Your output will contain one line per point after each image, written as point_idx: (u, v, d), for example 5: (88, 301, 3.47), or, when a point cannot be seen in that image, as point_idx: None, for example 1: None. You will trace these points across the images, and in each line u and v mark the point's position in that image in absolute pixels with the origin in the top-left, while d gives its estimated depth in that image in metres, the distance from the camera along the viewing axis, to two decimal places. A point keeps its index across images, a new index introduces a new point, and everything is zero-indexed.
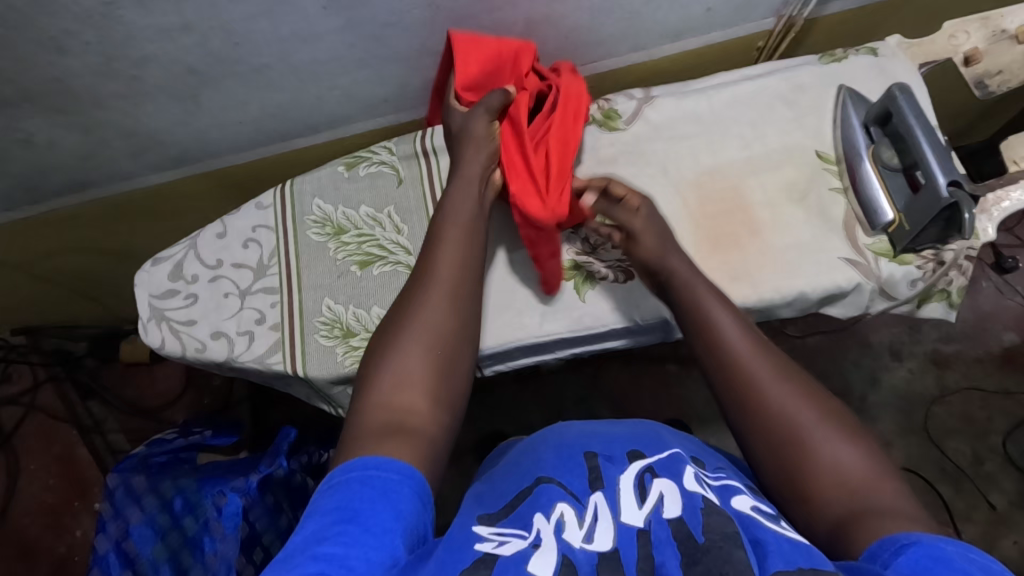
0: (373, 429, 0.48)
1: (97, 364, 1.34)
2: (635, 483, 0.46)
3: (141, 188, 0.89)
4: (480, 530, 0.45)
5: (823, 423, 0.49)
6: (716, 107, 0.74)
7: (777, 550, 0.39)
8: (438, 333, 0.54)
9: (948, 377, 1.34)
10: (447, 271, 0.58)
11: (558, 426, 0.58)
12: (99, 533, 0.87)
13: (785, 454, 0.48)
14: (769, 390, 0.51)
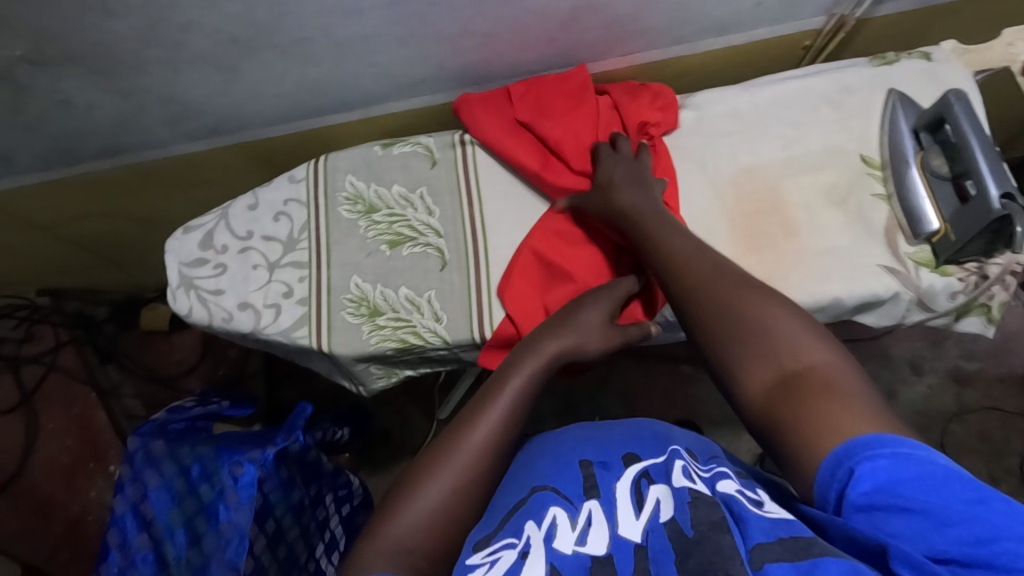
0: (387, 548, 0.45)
1: (117, 331, 1.38)
2: (631, 490, 0.46)
3: (174, 157, 0.90)
4: (473, 558, 0.44)
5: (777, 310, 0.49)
6: (758, 106, 0.73)
7: (758, 524, 0.39)
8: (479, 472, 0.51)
9: (968, 395, 1.32)
10: (503, 421, 0.54)
11: (554, 433, 0.57)
12: (117, 495, 0.87)
13: (733, 337, 0.49)
14: (724, 290, 0.53)
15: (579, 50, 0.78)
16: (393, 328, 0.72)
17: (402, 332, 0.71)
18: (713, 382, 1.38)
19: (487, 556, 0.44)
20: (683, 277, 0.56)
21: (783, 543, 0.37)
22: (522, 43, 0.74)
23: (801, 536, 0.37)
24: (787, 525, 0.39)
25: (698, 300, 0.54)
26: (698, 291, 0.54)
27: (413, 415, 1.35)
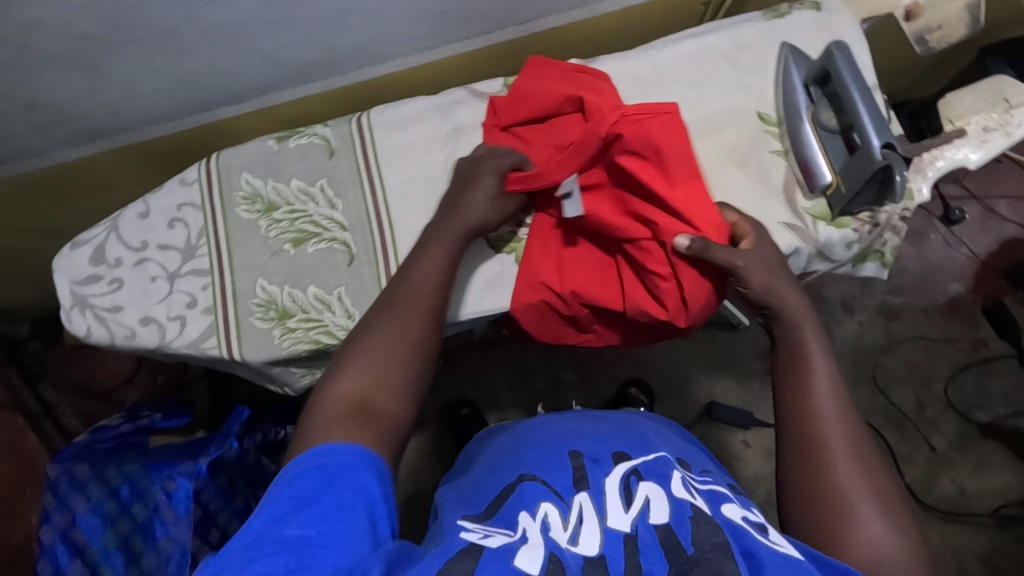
0: (335, 414, 0.47)
1: (41, 347, 1.31)
2: (621, 485, 0.51)
3: (55, 164, 0.83)
4: (466, 523, 0.49)
5: (872, 496, 0.47)
6: (657, 68, 0.71)
7: (771, 562, 0.42)
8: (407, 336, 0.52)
9: (896, 327, 1.38)
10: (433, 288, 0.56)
11: (542, 421, 0.63)
12: (44, 524, 0.83)
13: (825, 513, 0.47)
14: (838, 456, 0.49)
15: (475, 22, 0.74)
16: (305, 329, 0.70)
17: (315, 332, 0.69)
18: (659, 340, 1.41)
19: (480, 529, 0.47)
20: (797, 416, 0.52)
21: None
22: (413, 18, 0.71)
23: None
24: (798, 564, 0.43)
25: (810, 449, 0.50)
26: (813, 445, 0.50)
27: None
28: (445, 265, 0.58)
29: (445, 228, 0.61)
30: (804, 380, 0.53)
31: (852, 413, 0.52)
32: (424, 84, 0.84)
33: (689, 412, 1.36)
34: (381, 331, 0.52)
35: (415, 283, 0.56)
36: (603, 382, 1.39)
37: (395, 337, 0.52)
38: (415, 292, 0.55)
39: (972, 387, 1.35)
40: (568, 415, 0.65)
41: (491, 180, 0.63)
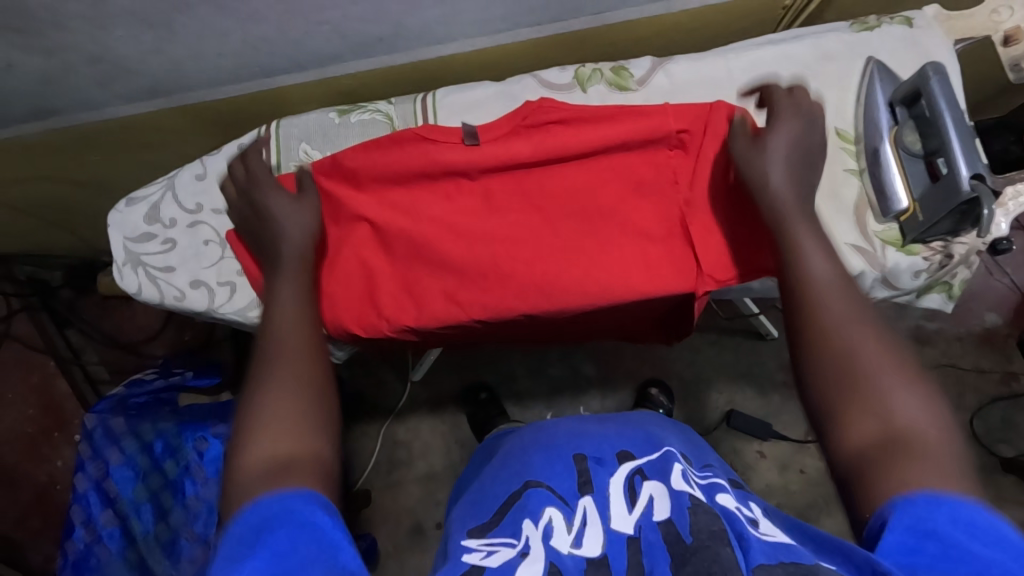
0: (258, 474, 0.40)
1: (73, 295, 1.33)
2: (625, 486, 0.51)
3: (111, 119, 0.83)
4: (470, 542, 0.49)
5: (899, 386, 0.42)
6: (734, 73, 0.69)
7: (762, 547, 0.42)
8: (305, 369, 0.48)
9: (927, 352, 1.36)
10: (299, 312, 0.53)
11: (550, 425, 0.64)
12: (78, 472, 0.85)
13: (855, 400, 0.42)
14: (861, 343, 0.43)
15: (549, 9, 0.72)
16: None
17: None
18: (683, 344, 1.40)
19: (484, 545, 0.48)
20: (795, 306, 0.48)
21: (785, 566, 0.40)
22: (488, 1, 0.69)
23: (804, 562, 0.40)
24: (787, 548, 0.42)
25: (831, 358, 0.44)
26: (846, 354, 0.43)
27: (385, 378, 1.40)
28: (306, 279, 0.57)
29: (286, 263, 0.58)
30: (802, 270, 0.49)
31: (850, 290, 0.47)
32: (489, 65, 0.82)
33: (707, 419, 1.35)
34: (269, 376, 0.46)
35: (272, 325, 0.51)
36: (623, 379, 1.39)
37: (287, 371, 0.47)
38: (278, 334, 0.51)
39: (998, 420, 1.32)
40: (576, 418, 0.65)
41: (281, 189, 0.64)
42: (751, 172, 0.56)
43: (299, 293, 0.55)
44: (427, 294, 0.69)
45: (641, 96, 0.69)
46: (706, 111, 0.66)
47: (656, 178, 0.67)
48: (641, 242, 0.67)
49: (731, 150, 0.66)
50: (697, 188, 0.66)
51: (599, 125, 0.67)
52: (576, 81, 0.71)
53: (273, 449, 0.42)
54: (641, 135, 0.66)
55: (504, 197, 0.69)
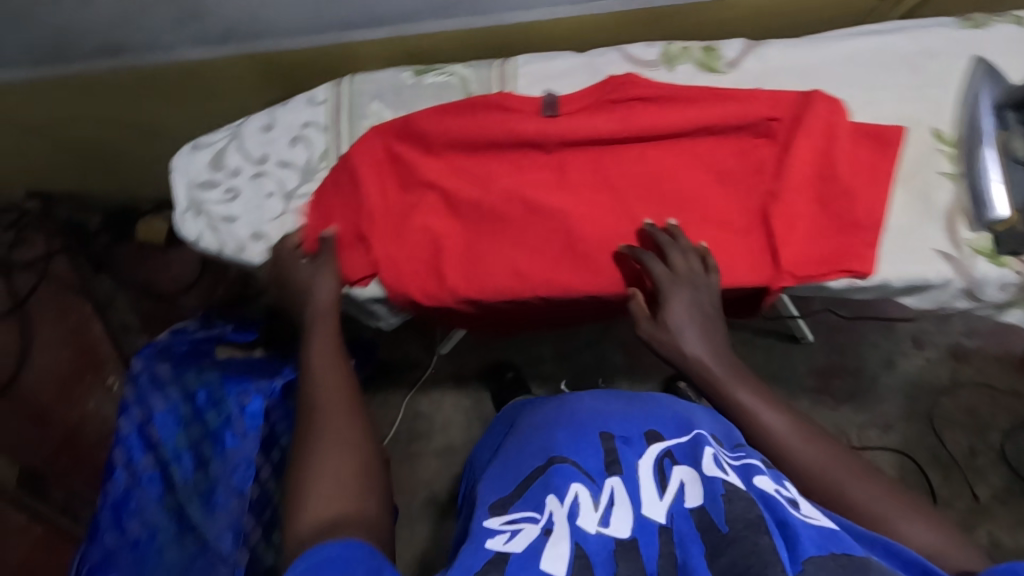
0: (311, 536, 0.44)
1: (110, 241, 1.35)
2: (654, 470, 0.50)
3: (177, 63, 0.81)
4: (493, 521, 0.48)
5: (885, 501, 0.48)
6: (830, 62, 0.66)
7: (807, 534, 0.39)
8: (348, 434, 0.52)
9: (962, 370, 1.29)
10: (335, 371, 0.58)
11: (573, 401, 0.62)
12: (122, 414, 0.85)
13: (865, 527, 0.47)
14: (840, 476, 0.49)
15: None
16: None
17: None
18: None
19: (507, 525, 0.47)
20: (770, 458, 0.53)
21: (836, 559, 0.37)
22: None
23: (856, 555, 0.38)
24: (837, 539, 0.40)
25: (816, 485, 0.49)
26: (820, 479, 0.49)
27: (412, 349, 1.40)
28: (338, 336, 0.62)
29: (316, 321, 0.62)
30: (758, 420, 0.54)
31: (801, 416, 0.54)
32: (563, 37, 0.79)
33: None
34: (318, 436, 0.51)
35: (315, 387, 0.56)
36: (651, 370, 1.38)
37: (330, 436, 0.51)
38: (320, 396, 0.55)
39: None
40: (600, 395, 0.63)
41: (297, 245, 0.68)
42: (669, 351, 0.61)
43: (332, 349, 0.60)
44: (488, 266, 0.67)
45: (730, 79, 0.67)
46: (798, 100, 0.64)
47: (739, 168, 0.65)
48: (719, 228, 0.65)
49: (824, 147, 0.63)
50: (784, 182, 0.63)
51: (686, 106, 0.65)
52: (663, 59, 0.68)
53: (323, 510, 0.46)
54: (728, 119, 0.64)
55: (578, 173, 0.67)
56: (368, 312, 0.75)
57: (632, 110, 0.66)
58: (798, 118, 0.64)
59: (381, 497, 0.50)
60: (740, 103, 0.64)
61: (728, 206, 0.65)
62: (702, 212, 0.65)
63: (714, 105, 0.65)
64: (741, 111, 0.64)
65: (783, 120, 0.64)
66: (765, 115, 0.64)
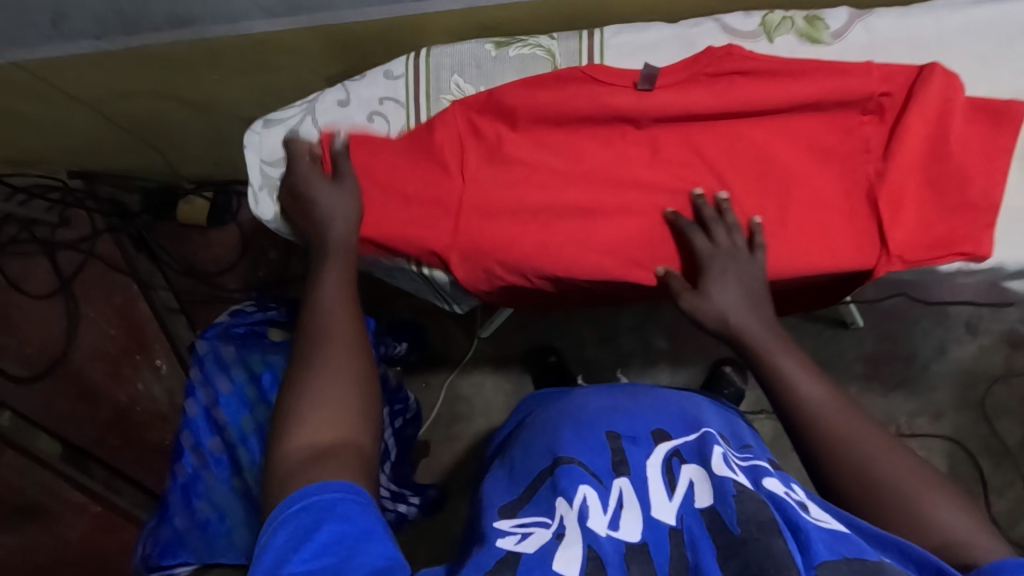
0: (297, 466, 0.45)
1: (151, 220, 1.36)
2: (663, 469, 0.49)
3: (245, 35, 0.78)
4: (502, 523, 0.48)
5: (920, 484, 0.45)
6: (944, 33, 0.62)
7: (818, 537, 0.39)
8: (345, 368, 0.52)
9: (1018, 358, 1.24)
10: (343, 302, 0.58)
11: (578, 396, 0.60)
12: (189, 397, 0.84)
13: (886, 505, 0.45)
14: (868, 450, 0.48)
15: None
16: None
17: None
18: None
19: (518, 527, 0.46)
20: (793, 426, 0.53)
21: (848, 564, 0.37)
22: None
23: (868, 560, 0.38)
24: (848, 541, 0.39)
25: (840, 454, 0.48)
26: (845, 447, 0.48)
27: (453, 331, 1.39)
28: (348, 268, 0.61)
29: (330, 250, 0.61)
30: (794, 389, 0.54)
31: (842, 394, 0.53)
32: None
33: None
34: (314, 365, 0.51)
35: (318, 313, 0.56)
36: (696, 355, 1.35)
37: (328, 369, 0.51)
38: (322, 323, 0.55)
39: None
40: (603, 389, 0.62)
41: (321, 178, 0.64)
42: (711, 321, 0.61)
43: (340, 281, 0.59)
44: (579, 246, 0.64)
45: (834, 52, 0.63)
46: (911, 76, 0.61)
47: (845, 146, 0.62)
48: (823, 212, 0.62)
49: (939, 123, 0.60)
50: (895, 160, 0.60)
51: (792, 82, 0.62)
52: (762, 29, 0.65)
53: (308, 438, 0.47)
54: (834, 97, 0.61)
55: (671, 151, 0.65)
56: (450, 291, 0.74)
57: (730, 86, 0.63)
58: (910, 95, 0.60)
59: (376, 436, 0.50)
60: (849, 78, 0.61)
61: (830, 190, 0.62)
62: (802, 196, 0.62)
63: (821, 80, 0.61)
64: (850, 86, 0.61)
65: (894, 98, 0.61)
66: (876, 92, 0.61)
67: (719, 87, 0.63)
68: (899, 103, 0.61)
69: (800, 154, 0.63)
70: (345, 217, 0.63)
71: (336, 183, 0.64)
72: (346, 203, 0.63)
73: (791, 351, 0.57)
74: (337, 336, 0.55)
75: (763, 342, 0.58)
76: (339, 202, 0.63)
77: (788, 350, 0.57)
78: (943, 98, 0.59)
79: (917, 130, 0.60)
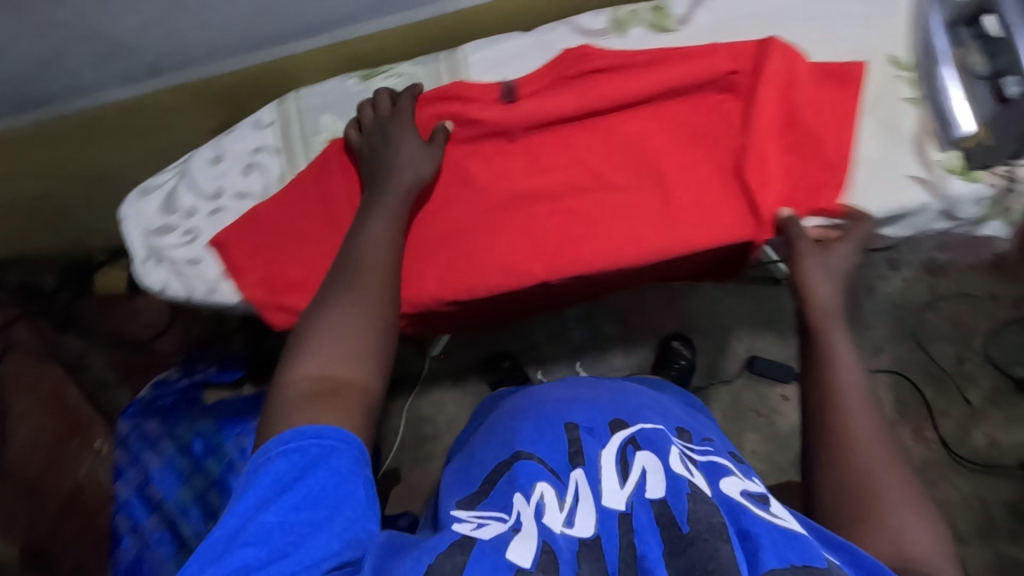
0: (312, 387, 0.47)
1: (72, 296, 1.28)
2: (618, 459, 0.50)
3: (111, 104, 0.78)
4: (459, 514, 0.47)
5: (906, 510, 0.46)
6: (780, 5, 0.66)
7: (769, 543, 0.40)
8: (373, 315, 0.52)
9: (941, 283, 1.25)
10: (392, 245, 0.57)
11: (540, 392, 0.61)
12: (119, 479, 0.83)
13: (855, 506, 0.47)
14: (876, 467, 0.49)
15: None
16: None
17: None
18: (701, 295, 1.39)
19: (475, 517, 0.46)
20: (819, 415, 0.53)
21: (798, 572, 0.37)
22: None
23: (815, 566, 0.38)
24: (799, 544, 0.40)
25: (852, 464, 0.49)
26: (858, 461, 0.49)
27: (406, 355, 1.38)
28: (402, 217, 0.59)
29: (390, 189, 0.59)
30: (830, 372, 0.55)
31: (875, 397, 0.53)
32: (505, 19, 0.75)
33: (731, 366, 1.35)
34: (346, 293, 0.52)
35: (365, 254, 0.55)
36: (644, 335, 1.38)
37: (355, 301, 0.52)
38: (371, 263, 0.55)
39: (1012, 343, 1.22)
40: (564, 384, 0.63)
41: (413, 132, 0.63)
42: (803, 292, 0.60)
43: (392, 225, 0.58)
44: (472, 263, 0.65)
45: (681, 37, 0.65)
46: (753, 50, 0.63)
47: (708, 126, 0.64)
48: (697, 193, 0.64)
49: (785, 91, 0.63)
50: (754, 133, 0.62)
51: (642, 72, 0.64)
52: (611, 26, 0.67)
53: (325, 366, 0.48)
54: (684, 81, 0.63)
55: (544, 156, 0.66)
56: None
57: (586, 86, 0.65)
58: (760, 67, 0.63)
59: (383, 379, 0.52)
60: (694, 62, 0.63)
61: (700, 171, 0.64)
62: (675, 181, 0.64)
63: (669, 67, 0.63)
64: (697, 68, 0.63)
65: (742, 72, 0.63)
66: (722, 69, 0.63)
67: (578, 88, 0.65)
68: (750, 75, 0.63)
69: (666, 139, 0.64)
70: (420, 172, 0.61)
71: (426, 146, 0.63)
72: (425, 165, 0.62)
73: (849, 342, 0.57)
74: (380, 271, 0.55)
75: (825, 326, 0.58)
76: (413, 165, 0.61)
77: (846, 344, 0.56)
78: (786, 66, 0.62)
79: (770, 100, 0.62)
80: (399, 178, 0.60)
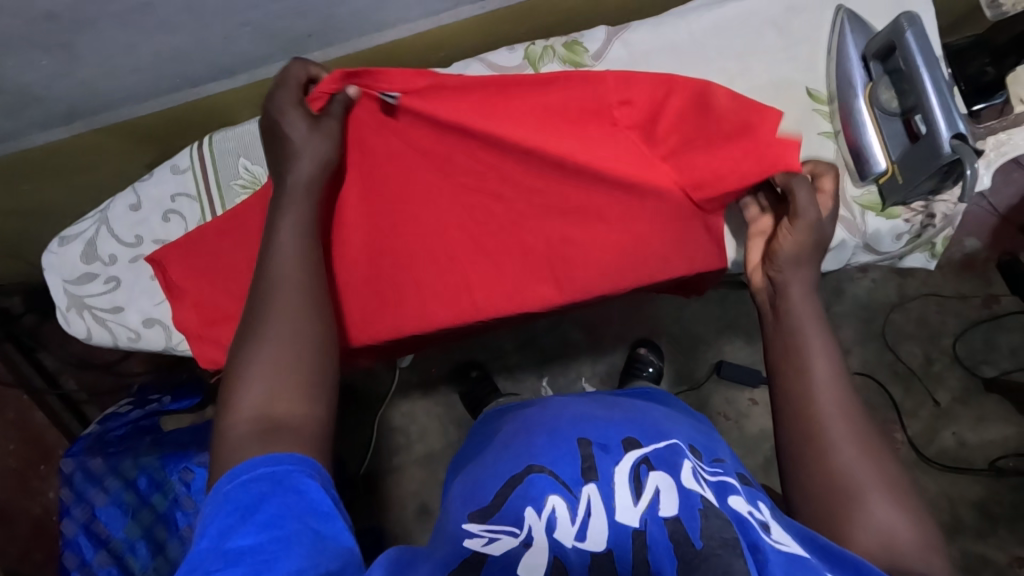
0: (247, 434, 0.43)
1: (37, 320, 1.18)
2: (630, 475, 0.46)
3: (33, 147, 0.76)
4: (470, 524, 0.45)
5: (891, 513, 0.44)
6: (696, 36, 0.64)
7: (777, 559, 0.39)
8: (302, 337, 0.47)
9: (909, 284, 1.21)
10: (309, 252, 0.51)
11: (550, 405, 0.57)
12: (64, 518, 0.82)
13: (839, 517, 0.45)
14: (862, 481, 0.45)
15: None
16: None
17: None
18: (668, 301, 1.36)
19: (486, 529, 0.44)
20: (795, 423, 0.49)
21: None
22: None
23: None
24: (803, 566, 0.39)
25: (836, 480, 0.46)
26: (843, 473, 0.45)
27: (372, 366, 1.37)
28: (310, 211, 0.52)
29: (290, 191, 0.53)
30: (808, 379, 0.50)
31: (858, 398, 0.49)
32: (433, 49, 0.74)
33: (700, 372, 1.31)
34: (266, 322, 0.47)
35: (277, 265, 0.49)
36: (614, 342, 1.34)
37: (275, 328, 0.47)
38: (285, 275, 0.49)
39: (980, 343, 1.18)
40: (575, 399, 0.58)
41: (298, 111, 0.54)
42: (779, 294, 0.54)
43: (303, 227, 0.52)
44: (403, 300, 0.66)
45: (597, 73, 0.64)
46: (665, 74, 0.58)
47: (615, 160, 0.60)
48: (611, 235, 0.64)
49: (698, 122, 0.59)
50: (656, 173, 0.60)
51: (543, 103, 0.60)
52: (528, 62, 0.66)
53: (257, 405, 0.44)
54: (583, 115, 0.59)
55: (459, 197, 0.65)
56: None
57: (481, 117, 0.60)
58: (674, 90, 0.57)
59: (328, 403, 0.47)
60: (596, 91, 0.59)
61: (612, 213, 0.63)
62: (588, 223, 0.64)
63: (568, 96, 0.59)
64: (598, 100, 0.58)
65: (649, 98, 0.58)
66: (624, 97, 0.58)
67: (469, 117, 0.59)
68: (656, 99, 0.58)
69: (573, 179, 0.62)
70: (316, 165, 0.54)
71: (316, 123, 0.54)
72: (319, 151, 0.54)
73: (827, 335, 0.51)
74: (295, 280, 0.49)
75: (806, 328, 0.52)
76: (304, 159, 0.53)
77: (822, 337, 0.51)
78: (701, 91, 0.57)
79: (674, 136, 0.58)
80: (297, 177, 0.53)
